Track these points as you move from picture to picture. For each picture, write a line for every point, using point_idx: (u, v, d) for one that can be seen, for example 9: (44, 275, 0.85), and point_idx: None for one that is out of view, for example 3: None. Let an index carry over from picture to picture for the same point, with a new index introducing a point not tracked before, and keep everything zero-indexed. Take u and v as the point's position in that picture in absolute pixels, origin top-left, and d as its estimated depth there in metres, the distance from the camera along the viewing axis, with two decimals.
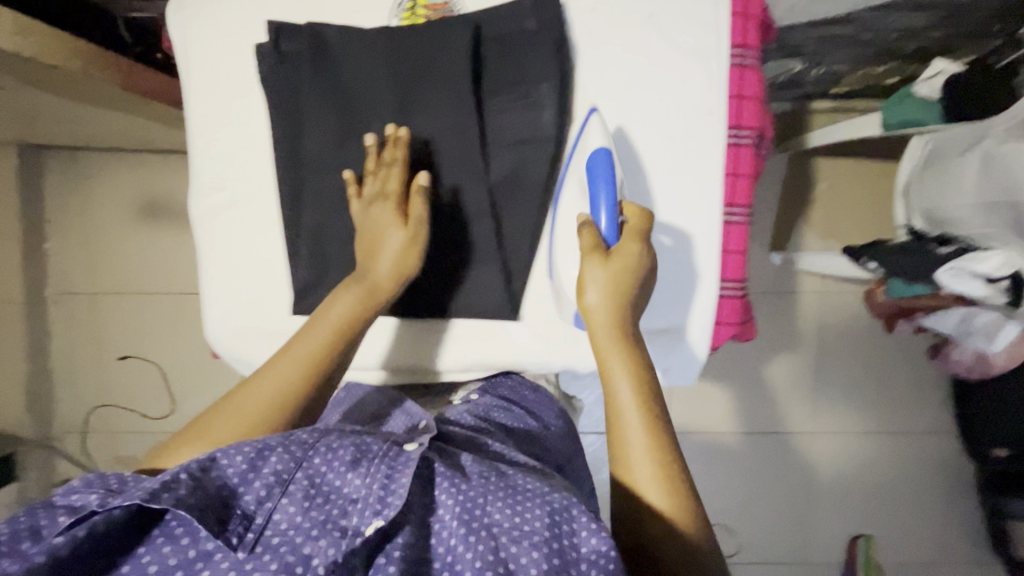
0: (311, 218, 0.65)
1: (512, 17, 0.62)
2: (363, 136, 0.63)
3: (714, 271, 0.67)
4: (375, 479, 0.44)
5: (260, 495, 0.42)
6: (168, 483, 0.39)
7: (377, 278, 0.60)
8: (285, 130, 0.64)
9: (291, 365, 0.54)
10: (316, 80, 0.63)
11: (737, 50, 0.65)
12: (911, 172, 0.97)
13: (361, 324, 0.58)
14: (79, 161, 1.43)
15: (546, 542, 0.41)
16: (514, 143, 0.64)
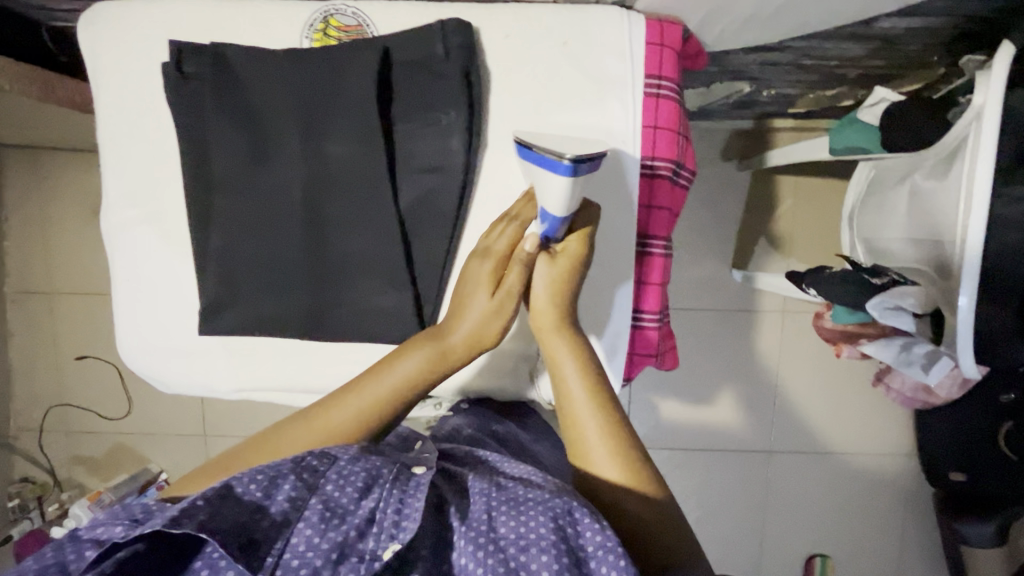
0: (218, 239, 0.65)
1: (423, 40, 0.61)
2: (270, 159, 0.63)
3: (624, 302, 0.67)
4: (388, 503, 0.44)
5: (278, 519, 0.43)
6: (187, 510, 0.41)
7: (451, 341, 0.57)
8: (195, 149, 0.64)
9: (353, 411, 0.53)
10: (220, 101, 0.62)
11: (652, 81, 0.64)
12: (854, 200, 0.96)
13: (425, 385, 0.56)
14: (37, 161, 1.43)
15: (554, 547, 0.41)
16: (423, 169, 0.64)
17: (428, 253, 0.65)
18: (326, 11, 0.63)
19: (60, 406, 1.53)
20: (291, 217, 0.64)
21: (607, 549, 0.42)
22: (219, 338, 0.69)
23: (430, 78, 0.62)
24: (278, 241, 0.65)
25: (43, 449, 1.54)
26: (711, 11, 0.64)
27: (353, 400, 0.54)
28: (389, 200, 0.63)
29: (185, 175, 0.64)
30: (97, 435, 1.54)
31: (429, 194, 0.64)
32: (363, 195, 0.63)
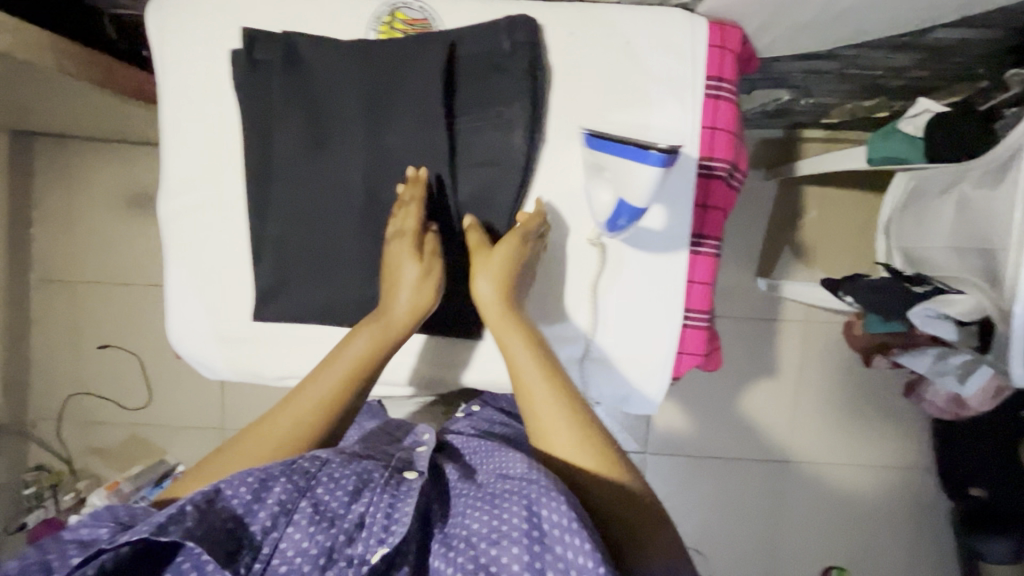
0: (276, 225, 0.65)
1: (490, 36, 0.62)
2: (332, 147, 0.64)
3: (676, 300, 0.67)
4: (378, 508, 0.50)
5: (266, 523, 0.47)
6: (175, 516, 0.44)
7: (395, 314, 0.60)
8: (257, 134, 0.64)
9: (302, 410, 0.56)
10: (288, 89, 0.63)
11: (713, 82, 0.65)
12: (892, 209, 0.97)
13: (377, 360, 0.60)
14: (69, 150, 1.43)
15: (525, 536, 0.46)
16: (483, 162, 0.64)
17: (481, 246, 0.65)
18: (393, 5, 0.64)
19: (77, 395, 1.53)
20: (349, 206, 0.64)
21: (567, 529, 0.45)
22: (268, 324, 0.69)
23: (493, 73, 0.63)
24: (333, 230, 0.65)
25: (55, 438, 1.54)
26: (770, 17, 0.65)
27: (302, 397, 0.56)
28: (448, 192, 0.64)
29: (247, 160, 0.65)
30: (112, 425, 1.53)
31: (488, 187, 0.64)
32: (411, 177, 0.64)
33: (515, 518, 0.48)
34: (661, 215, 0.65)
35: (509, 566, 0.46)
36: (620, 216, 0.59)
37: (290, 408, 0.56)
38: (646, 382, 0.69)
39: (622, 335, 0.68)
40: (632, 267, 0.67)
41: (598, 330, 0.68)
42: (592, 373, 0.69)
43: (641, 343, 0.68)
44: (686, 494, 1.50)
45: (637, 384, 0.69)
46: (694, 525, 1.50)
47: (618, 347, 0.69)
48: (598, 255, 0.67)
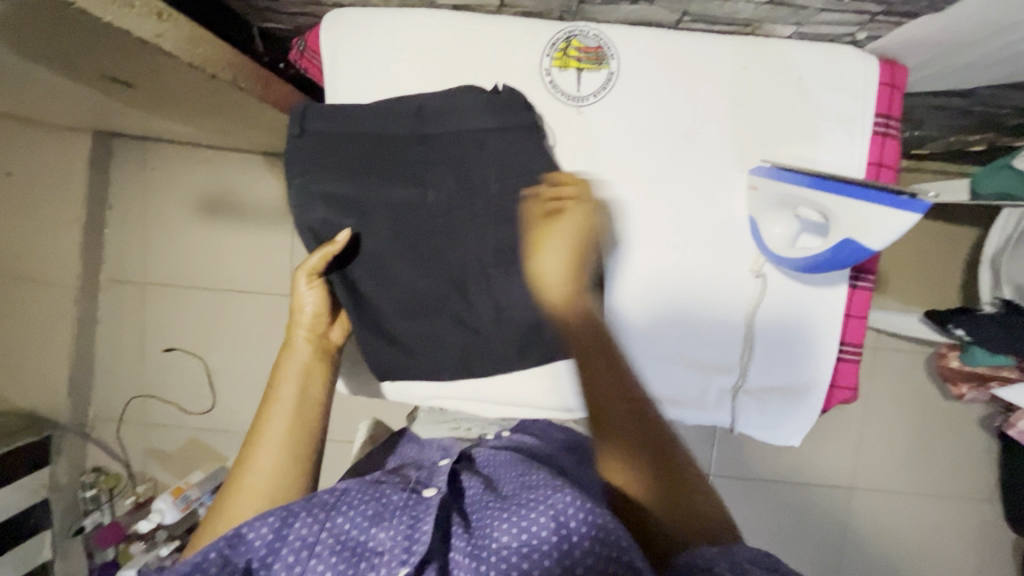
0: (432, 251, 0.65)
1: (403, 120, 0.64)
2: (490, 175, 0.63)
3: (833, 335, 0.68)
4: (398, 532, 0.49)
5: (289, 558, 0.49)
6: (200, 564, 0.47)
7: (300, 349, 0.65)
8: (420, 161, 0.64)
9: (269, 452, 0.58)
10: (451, 121, 0.64)
11: (881, 120, 0.66)
12: (999, 244, 0.99)
13: (309, 383, 0.63)
14: (148, 151, 1.44)
15: (554, 550, 0.46)
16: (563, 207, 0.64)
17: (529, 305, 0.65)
18: (569, 32, 0.65)
19: (139, 396, 1.51)
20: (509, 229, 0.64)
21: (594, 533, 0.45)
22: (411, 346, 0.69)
23: (419, 144, 0.65)
24: (480, 247, 0.64)
25: (117, 440, 1.52)
26: (936, 58, 0.66)
27: (266, 437, 0.59)
28: (448, 250, 0.65)
29: (406, 182, 0.64)
30: (174, 429, 1.52)
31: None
32: (384, 219, 0.64)
33: (539, 525, 0.47)
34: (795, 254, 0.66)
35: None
36: (827, 251, 0.57)
37: (256, 465, 0.58)
38: (799, 415, 0.70)
39: (776, 369, 0.69)
40: (779, 303, 0.68)
41: (754, 364, 0.68)
42: (744, 405, 0.70)
43: (796, 375, 0.69)
44: (749, 517, 1.49)
45: (785, 417, 0.70)
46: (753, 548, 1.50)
47: (771, 382, 0.69)
48: (759, 287, 0.67)
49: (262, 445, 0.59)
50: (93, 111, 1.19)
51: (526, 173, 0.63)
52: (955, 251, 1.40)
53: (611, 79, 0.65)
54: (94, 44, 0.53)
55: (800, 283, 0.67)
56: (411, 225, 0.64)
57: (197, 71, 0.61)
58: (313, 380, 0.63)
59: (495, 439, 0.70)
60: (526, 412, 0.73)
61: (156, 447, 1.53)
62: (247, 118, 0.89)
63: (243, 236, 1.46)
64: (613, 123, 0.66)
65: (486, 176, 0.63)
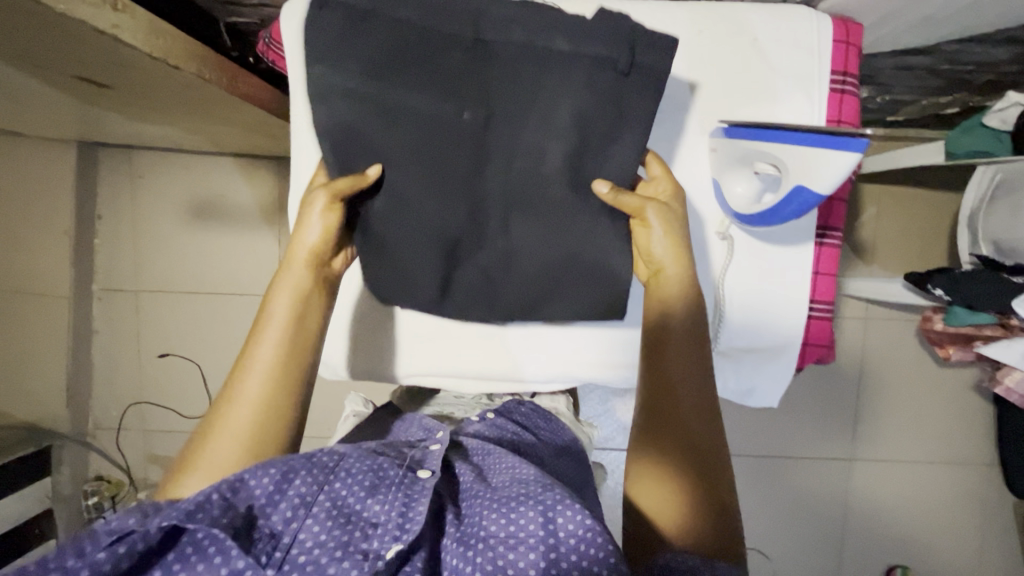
0: (447, 180, 0.64)
1: (457, 29, 0.62)
2: (533, 91, 0.63)
3: (801, 292, 0.68)
4: (393, 506, 0.48)
5: (286, 514, 0.46)
6: (202, 504, 0.43)
7: (295, 267, 0.63)
8: (468, 76, 0.63)
9: (257, 383, 0.57)
10: (503, 28, 0.62)
11: (838, 77, 0.66)
12: (975, 203, 0.99)
13: (303, 308, 0.62)
14: (133, 160, 1.45)
15: (540, 542, 0.45)
16: (570, 129, 0.63)
17: (494, 271, 0.68)
18: (525, 7, 0.66)
19: (137, 404, 1.53)
20: (530, 147, 0.64)
21: (590, 530, 0.45)
22: (427, 279, 0.67)
23: (466, 63, 0.63)
24: (496, 177, 0.65)
25: (116, 448, 1.53)
26: (891, 13, 0.67)
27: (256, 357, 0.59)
28: (459, 182, 0.65)
29: (445, 98, 0.63)
30: (172, 433, 1.53)
31: (534, 187, 0.65)
32: (418, 142, 0.64)
33: (531, 523, 0.46)
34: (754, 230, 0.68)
35: (524, 569, 0.44)
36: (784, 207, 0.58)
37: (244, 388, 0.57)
38: (773, 375, 0.71)
39: (748, 331, 0.69)
40: (742, 269, 0.68)
41: (727, 327, 0.69)
42: (719, 367, 0.71)
43: (771, 337, 0.69)
44: (749, 494, 1.50)
45: (761, 376, 0.71)
46: (755, 526, 1.50)
47: (745, 343, 0.70)
48: (726, 249, 0.68)
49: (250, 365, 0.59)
50: (76, 122, 1.21)
51: (541, 106, 0.63)
52: (940, 216, 1.40)
53: None
54: (53, 34, 0.54)
55: (759, 249, 0.68)
56: (443, 147, 0.64)
57: (161, 62, 0.62)
58: (306, 302, 0.62)
59: (474, 424, 0.71)
60: (500, 383, 0.76)
61: (157, 453, 1.55)
62: (222, 116, 0.91)
63: (232, 238, 1.47)
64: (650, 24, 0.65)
65: (501, 94, 0.63)
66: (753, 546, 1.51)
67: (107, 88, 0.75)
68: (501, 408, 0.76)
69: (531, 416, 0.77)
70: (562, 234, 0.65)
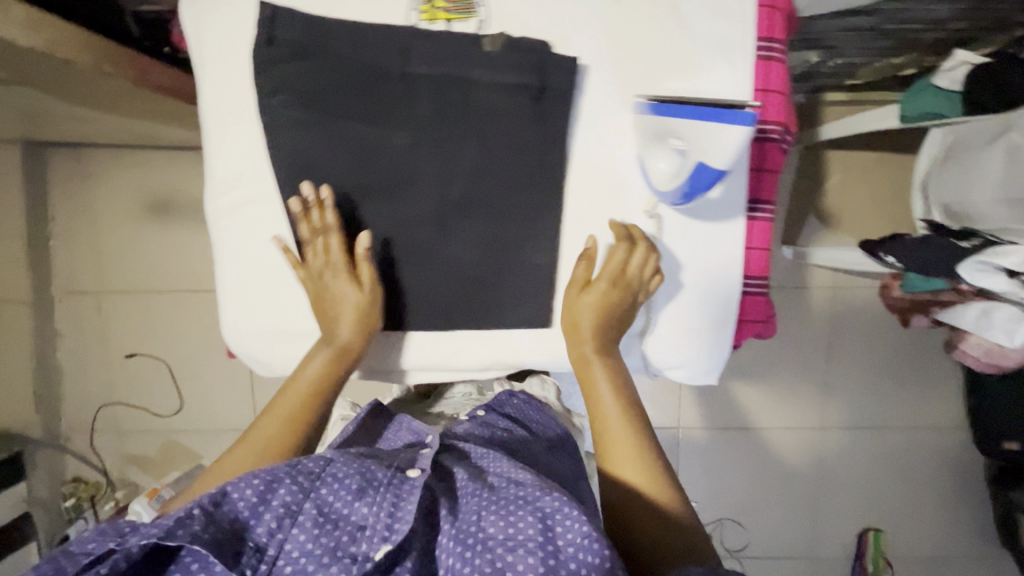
0: (379, 178, 0.63)
1: (386, 48, 0.60)
2: (461, 93, 0.61)
3: (728, 268, 0.67)
4: (381, 508, 0.46)
5: (271, 525, 0.44)
6: (182, 519, 0.42)
7: (342, 334, 0.63)
8: (402, 94, 0.61)
9: (274, 416, 0.60)
10: (426, 39, 0.61)
11: (763, 43, 0.64)
12: (929, 165, 0.97)
13: (332, 379, 0.63)
14: (84, 158, 1.42)
15: (539, 548, 0.43)
16: (490, 123, 0.62)
17: (419, 284, 0.66)
18: None
19: (109, 405, 1.52)
20: (460, 156, 0.63)
21: (589, 538, 0.43)
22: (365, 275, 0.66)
23: (397, 83, 0.61)
24: (422, 188, 0.64)
25: (91, 450, 1.53)
26: None
27: (278, 404, 0.61)
28: (392, 194, 0.64)
29: (378, 121, 0.62)
30: (146, 433, 1.53)
31: (471, 189, 0.63)
32: (352, 166, 0.63)
33: (527, 523, 0.44)
34: (683, 214, 0.66)
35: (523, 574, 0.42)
36: (692, 181, 0.57)
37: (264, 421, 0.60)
38: (710, 353, 0.69)
39: (682, 307, 0.68)
40: (668, 248, 0.67)
41: (658, 306, 0.68)
42: (655, 348, 0.69)
43: (703, 316, 0.68)
44: (724, 466, 1.51)
45: (698, 359, 0.69)
46: (729, 497, 1.52)
47: (678, 322, 0.68)
48: (653, 227, 0.66)
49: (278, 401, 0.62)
50: (15, 121, 1.17)
51: (476, 114, 0.62)
52: (906, 181, 1.38)
53: (483, 28, 0.63)
54: None
55: (686, 229, 0.66)
56: (377, 167, 0.63)
57: (43, 53, 0.59)
58: (336, 370, 0.63)
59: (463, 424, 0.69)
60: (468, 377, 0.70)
61: (131, 453, 1.54)
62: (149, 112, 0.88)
63: (191, 234, 1.45)
64: (573, 8, 0.63)
65: (432, 116, 0.62)
66: (728, 517, 1.53)
67: (11, 86, 0.72)
68: (491, 403, 0.73)
69: (525, 407, 0.74)
70: (491, 239, 0.65)
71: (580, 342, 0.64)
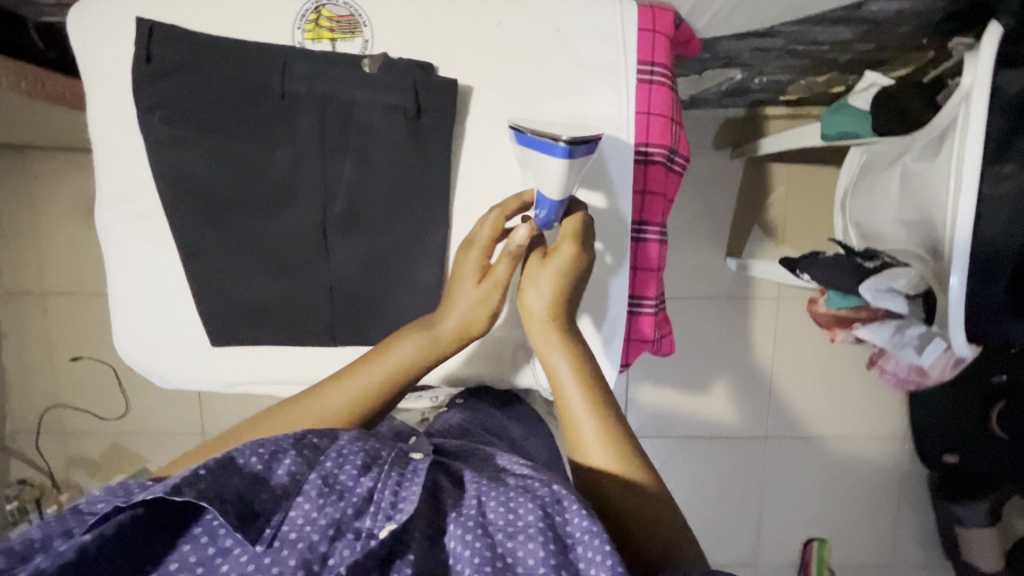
0: (263, 195, 0.64)
1: (266, 67, 0.61)
2: (343, 113, 0.62)
3: (612, 289, 0.67)
4: (387, 484, 0.44)
5: (278, 492, 0.42)
6: (189, 479, 0.40)
7: (441, 331, 0.61)
8: (284, 112, 0.62)
9: (344, 395, 0.56)
10: (307, 59, 0.61)
11: (645, 67, 0.64)
12: (847, 184, 0.98)
13: (413, 373, 0.60)
14: (25, 160, 1.41)
15: (541, 533, 0.41)
16: (373, 143, 0.63)
17: (303, 299, 0.67)
18: (318, 2, 0.62)
19: (54, 407, 1.52)
20: (341, 175, 0.63)
21: (591, 534, 0.41)
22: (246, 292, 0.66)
23: (279, 101, 0.62)
24: (303, 205, 0.64)
25: (37, 451, 1.53)
26: None
27: (349, 382, 0.57)
28: (277, 211, 0.64)
29: (260, 139, 0.62)
30: (93, 435, 1.53)
31: (354, 206, 0.64)
32: (236, 183, 0.63)
33: (530, 513, 0.43)
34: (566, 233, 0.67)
35: (525, 558, 0.41)
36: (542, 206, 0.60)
37: (333, 394, 0.57)
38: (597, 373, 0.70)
39: None
40: None
41: None
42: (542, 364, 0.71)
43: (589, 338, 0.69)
44: (669, 475, 1.52)
45: None
46: None
47: None
48: None
49: (347, 377, 0.58)
50: None
51: (358, 133, 0.63)
52: None
53: (368, 48, 0.63)
54: None
55: None
56: (260, 185, 0.64)
57: None
58: (426, 363, 0.60)
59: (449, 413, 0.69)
60: None
61: (78, 455, 1.54)
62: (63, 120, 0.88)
63: None
64: (457, 29, 0.63)
65: (313, 135, 0.62)
66: None
67: None
68: (471, 393, 0.75)
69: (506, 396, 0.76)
70: (375, 256, 0.66)
71: (532, 324, 0.60)
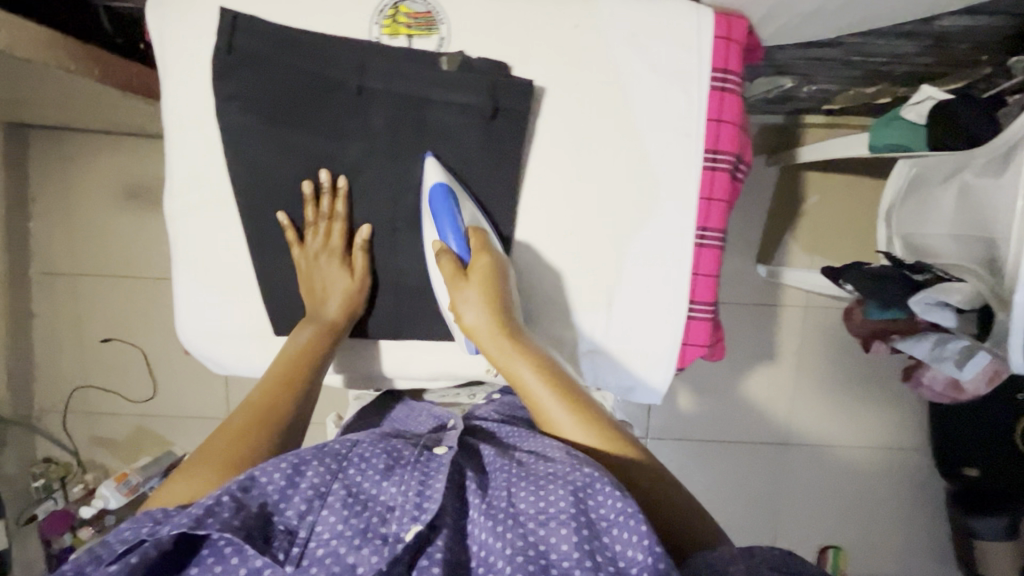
0: (333, 189, 0.65)
1: (344, 61, 0.61)
2: (417, 110, 0.62)
3: (673, 293, 0.68)
4: (409, 487, 0.48)
5: (301, 507, 0.46)
6: (211, 508, 0.43)
7: (328, 314, 0.66)
8: (359, 107, 0.62)
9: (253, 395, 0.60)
10: (384, 55, 0.62)
11: (718, 74, 0.65)
12: (893, 198, 0.98)
13: (320, 356, 0.64)
14: (65, 141, 1.41)
15: (573, 520, 0.45)
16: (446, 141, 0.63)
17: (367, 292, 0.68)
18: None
19: (80, 387, 1.53)
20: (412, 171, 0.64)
21: (624, 515, 0.44)
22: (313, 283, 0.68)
23: (355, 96, 0.62)
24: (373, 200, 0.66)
25: (61, 430, 1.54)
26: (777, 7, 0.64)
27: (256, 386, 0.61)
28: (344, 204, 0.65)
29: (334, 132, 0.63)
30: (118, 416, 1.54)
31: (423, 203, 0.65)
32: (308, 177, 0.64)
33: (562, 501, 0.46)
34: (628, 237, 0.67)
35: (558, 546, 0.44)
36: (447, 232, 0.62)
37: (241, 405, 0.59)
38: (653, 376, 0.71)
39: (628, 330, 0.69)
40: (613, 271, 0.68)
41: (603, 327, 0.69)
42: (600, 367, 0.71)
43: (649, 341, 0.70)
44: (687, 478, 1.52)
45: (641, 377, 0.71)
46: None
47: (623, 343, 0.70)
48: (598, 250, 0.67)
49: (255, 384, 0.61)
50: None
51: (430, 130, 0.63)
52: None
53: (443, 45, 0.64)
54: None
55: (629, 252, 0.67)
56: (331, 178, 0.64)
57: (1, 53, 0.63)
58: (319, 347, 0.64)
59: (485, 406, 0.70)
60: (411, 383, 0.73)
61: (101, 435, 1.55)
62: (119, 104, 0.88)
63: None
64: (533, 30, 0.64)
65: (387, 131, 0.63)
66: None
67: None
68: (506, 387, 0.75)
69: None
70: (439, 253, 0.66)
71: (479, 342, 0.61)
